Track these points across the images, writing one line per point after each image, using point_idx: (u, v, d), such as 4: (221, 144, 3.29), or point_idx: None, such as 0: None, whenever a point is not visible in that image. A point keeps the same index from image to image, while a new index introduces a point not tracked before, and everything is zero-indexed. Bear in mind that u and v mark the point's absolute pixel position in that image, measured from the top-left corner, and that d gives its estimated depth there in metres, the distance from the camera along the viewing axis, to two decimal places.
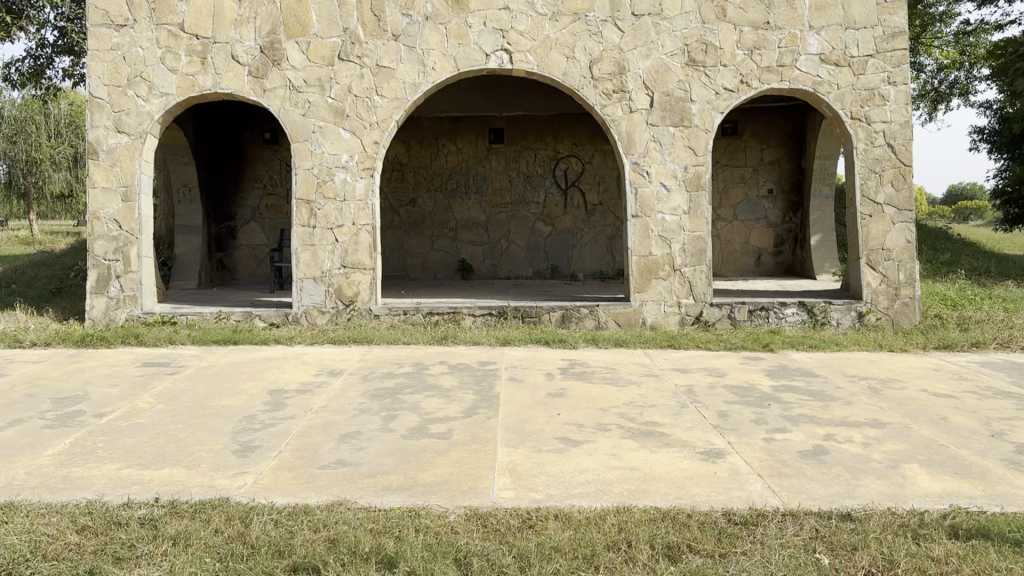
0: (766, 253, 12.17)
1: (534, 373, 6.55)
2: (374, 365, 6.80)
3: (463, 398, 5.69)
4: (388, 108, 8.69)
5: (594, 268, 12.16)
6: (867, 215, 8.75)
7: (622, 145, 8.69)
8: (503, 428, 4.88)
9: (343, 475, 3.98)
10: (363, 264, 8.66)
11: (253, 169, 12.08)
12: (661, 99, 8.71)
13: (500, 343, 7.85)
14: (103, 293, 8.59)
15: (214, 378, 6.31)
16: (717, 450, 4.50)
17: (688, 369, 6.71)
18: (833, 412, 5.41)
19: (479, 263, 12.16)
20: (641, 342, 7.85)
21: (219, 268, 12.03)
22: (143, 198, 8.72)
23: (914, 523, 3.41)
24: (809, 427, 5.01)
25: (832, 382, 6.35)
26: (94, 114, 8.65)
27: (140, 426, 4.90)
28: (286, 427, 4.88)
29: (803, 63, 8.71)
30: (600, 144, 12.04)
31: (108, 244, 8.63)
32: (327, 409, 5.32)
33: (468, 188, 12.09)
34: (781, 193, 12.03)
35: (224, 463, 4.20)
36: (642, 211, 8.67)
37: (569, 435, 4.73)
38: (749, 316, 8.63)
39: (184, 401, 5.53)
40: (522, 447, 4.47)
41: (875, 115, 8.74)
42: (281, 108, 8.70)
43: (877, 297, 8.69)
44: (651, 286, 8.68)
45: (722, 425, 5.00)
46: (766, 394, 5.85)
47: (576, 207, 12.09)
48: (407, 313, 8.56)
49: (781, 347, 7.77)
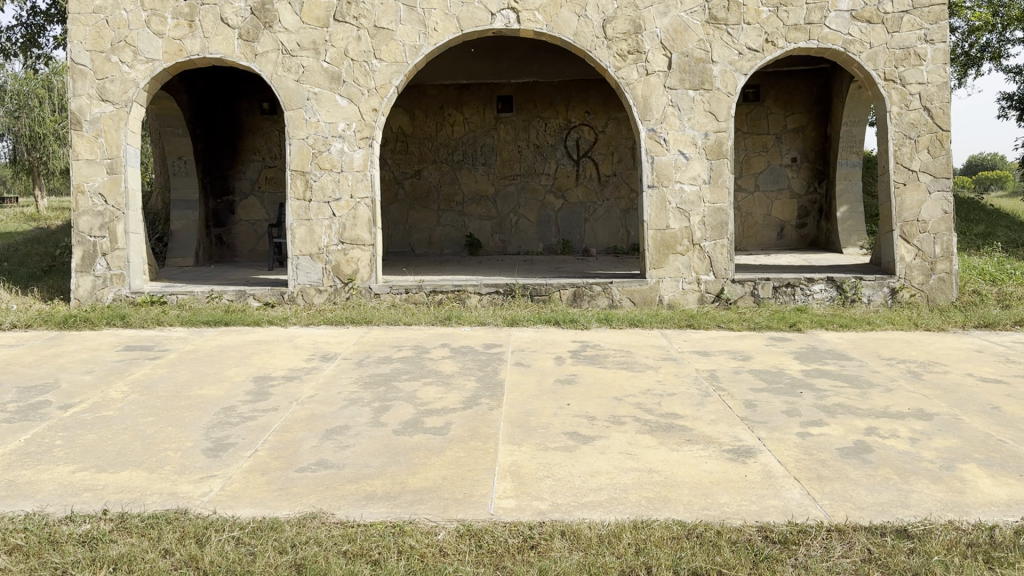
0: (789, 226, 11.58)
1: (542, 357, 6.06)
2: (371, 349, 6.32)
3: (464, 386, 5.21)
4: (388, 72, 8.14)
5: (607, 243, 11.62)
6: (901, 183, 8.14)
7: (637, 111, 8.11)
8: (506, 422, 4.38)
9: (322, 480, 3.50)
10: (361, 239, 8.16)
11: (252, 140, 11.55)
12: (679, 60, 8.11)
13: (507, 324, 7.35)
14: (89, 272, 8.15)
15: (198, 363, 5.85)
16: (747, 447, 3.99)
17: (710, 352, 6.19)
18: (873, 401, 4.89)
19: (488, 238, 11.63)
20: (658, 321, 7.34)
21: (218, 245, 11.57)
22: (129, 171, 8.24)
23: (983, 543, 2.91)
24: (848, 419, 4.50)
25: (868, 366, 5.81)
26: (76, 81, 8.14)
27: (107, 421, 4.45)
28: (266, 421, 4.42)
29: (833, 21, 8.07)
30: (614, 113, 11.44)
31: (93, 219, 8.17)
32: (314, 400, 4.85)
33: (475, 159, 11.54)
34: (805, 162, 11.42)
35: (191, 465, 3.74)
36: (658, 181, 8.10)
37: (580, 430, 4.24)
38: (773, 293, 8.09)
39: (161, 391, 5.08)
40: (526, 445, 3.99)
41: (911, 76, 8.11)
42: (273, 74, 8.16)
43: (911, 273, 8.12)
44: (668, 262, 8.14)
45: (749, 417, 4.49)
46: (797, 381, 5.33)
47: (588, 179, 11.54)
48: (409, 291, 8.08)
49: (809, 326, 7.23)
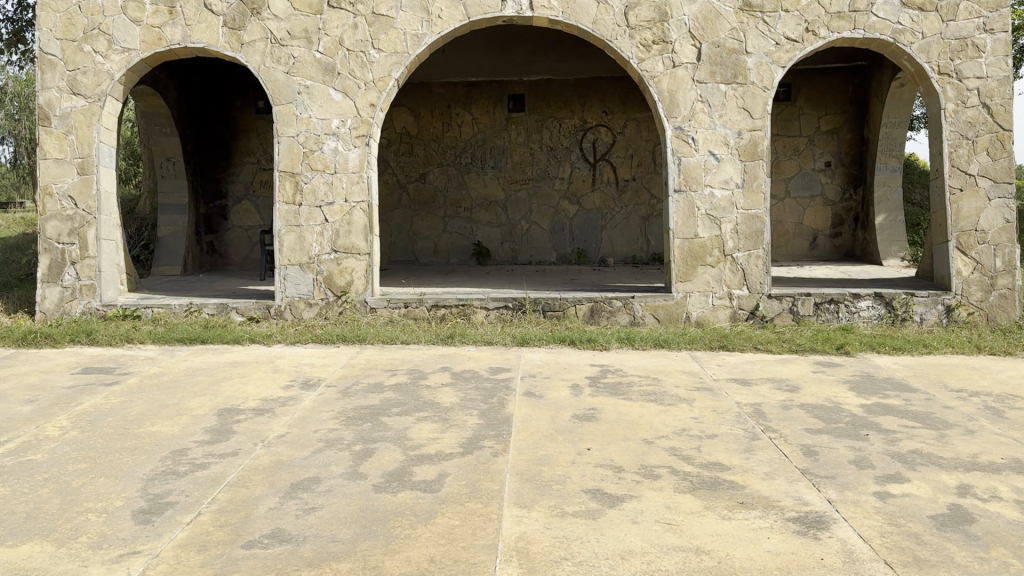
0: (822, 235, 10.72)
1: (556, 386, 5.23)
2: (359, 374, 5.51)
3: (463, 423, 4.39)
4: (387, 63, 7.37)
5: (625, 252, 10.79)
6: (957, 189, 7.28)
7: (663, 107, 7.31)
8: (513, 474, 3.56)
9: (272, 564, 2.71)
10: (356, 248, 7.38)
11: (246, 140, 10.78)
12: (710, 50, 7.30)
13: (516, 344, 6.54)
14: (57, 283, 7.41)
15: (159, 392, 5.07)
16: (817, 516, 3.16)
17: (750, 381, 5.36)
18: (956, 448, 4.04)
19: (496, 246, 10.81)
20: (686, 342, 6.51)
21: (209, 252, 10.81)
22: (101, 171, 7.51)
23: None
24: (933, 473, 3.66)
25: (937, 401, 4.94)
26: (46, 73, 7.42)
27: (29, 468, 3.68)
28: (220, 471, 3.63)
29: (881, 8, 7.23)
30: (634, 113, 10.66)
31: (62, 225, 7.44)
32: (284, 441, 4.05)
33: (483, 161, 10.76)
34: (839, 167, 10.59)
35: (112, 536, 2.95)
36: (686, 184, 7.29)
37: (603, 487, 3.42)
38: (815, 310, 7.25)
39: (105, 428, 4.30)
40: (537, 510, 3.16)
41: (968, 69, 7.27)
42: (261, 65, 7.40)
43: (969, 288, 7.26)
44: (696, 274, 7.31)
45: (811, 471, 3.67)
46: (859, 420, 4.49)
47: (605, 184, 10.74)
48: (408, 305, 7.29)
49: (858, 349, 6.38)
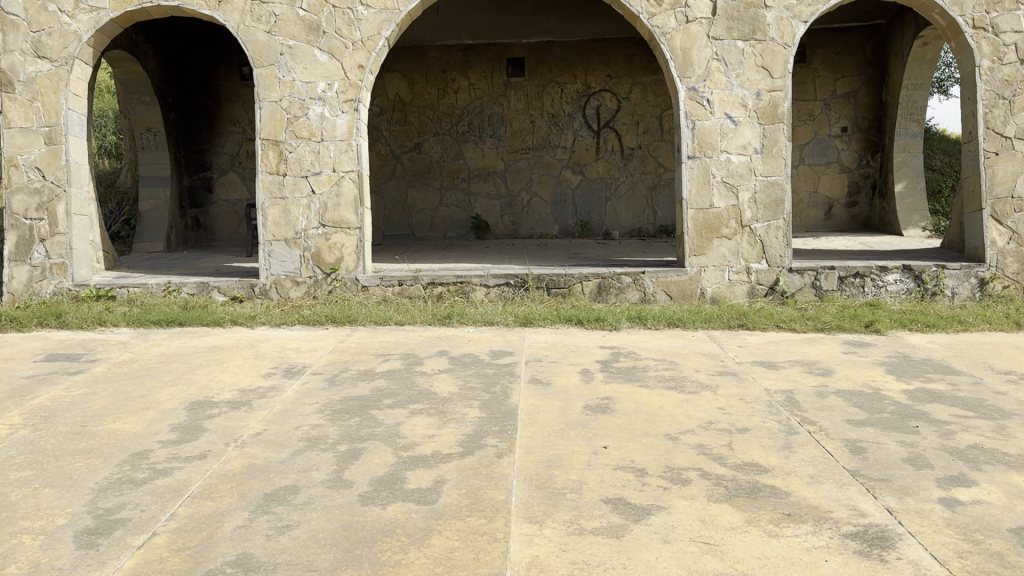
0: (838, 204, 10.19)
1: (564, 372, 4.74)
2: (349, 360, 5.03)
3: (463, 416, 3.91)
4: (376, 21, 6.81)
5: (631, 224, 10.27)
6: (992, 153, 6.76)
7: (675, 67, 6.76)
8: (521, 480, 3.09)
9: None
10: (345, 222, 6.87)
11: (230, 109, 10.21)
12: (726, 4, 6.74)
13: (519, 325, 6.06)
14: (25, 261, 6.91)
15: (126, 382, 4.59)
16: (878, 531, 2.69)
17: (777, 365, 4.87)
18: (1021, 442, 3.56)
19: (496, 219, 10.30)
20: (702, 320, 6.03)
21: (194, 227, 10.28)
22: (71, 141, 6.97)
23: None
24: (1002, 474, 3.19)
25: (986, 385, 4.47)
26: (7, 34, 6.85)
27: None
28: (183, 478, 3.15)
29: None
30: (640, 77, 10.09)
31: (29, 198, 6.91)
32: (260, 440, 3.58)
33: (481, 130, 10.21)
34: (856, 132, 10.05)
35: (46, 566, 2.48)
36: (701, 150, 6.76)
37: (626, 495, 2.95)
38: (839, 285, 6.76)
39: (60, 426, 3.82)
40: (550, 526, 2.70)
41: (1006, 22, 6.71)
42: (241, 24, 6.83)
43: (1004, 260, 6.77)
44: (711, 247, 6.81)
45: (862, 472, 3.20)
46: (905, 409, 4.01)
47: (610, 152, 10.20)
48: (402, 283, 6.80)
49: (889, 327, 5.90)
